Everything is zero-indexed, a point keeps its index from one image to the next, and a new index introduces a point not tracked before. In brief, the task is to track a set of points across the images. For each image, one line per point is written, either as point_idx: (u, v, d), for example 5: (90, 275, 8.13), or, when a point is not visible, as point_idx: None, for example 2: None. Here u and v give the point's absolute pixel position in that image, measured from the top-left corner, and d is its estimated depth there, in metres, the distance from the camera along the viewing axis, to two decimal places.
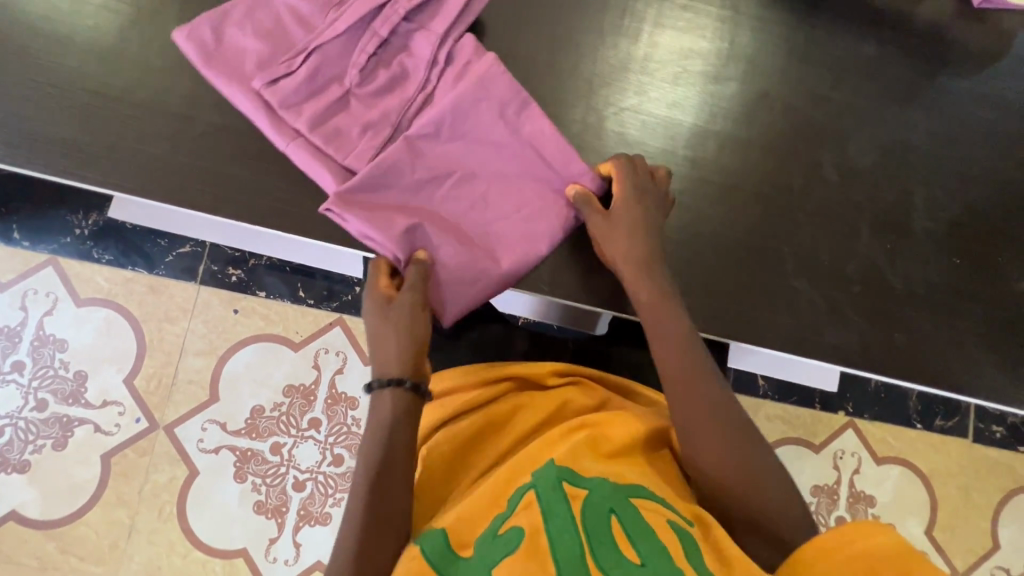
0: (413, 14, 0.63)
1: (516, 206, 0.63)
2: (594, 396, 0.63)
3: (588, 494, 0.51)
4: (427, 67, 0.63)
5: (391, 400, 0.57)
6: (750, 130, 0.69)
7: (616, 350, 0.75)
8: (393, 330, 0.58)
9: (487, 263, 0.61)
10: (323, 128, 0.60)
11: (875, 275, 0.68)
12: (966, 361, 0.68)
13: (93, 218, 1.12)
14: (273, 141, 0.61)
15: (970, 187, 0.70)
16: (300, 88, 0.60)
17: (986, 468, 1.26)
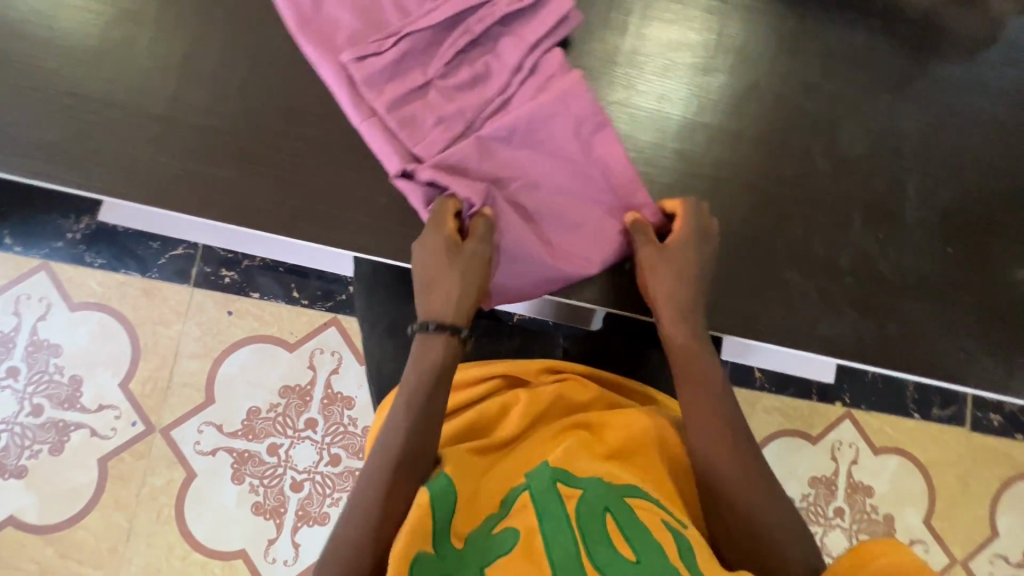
0: (508, 20, 0.64)
1: (570, 223, 0.63)
2: (586, 393, 0.63)
3: (582, 493, 0.50)
4: (512, 72, 0.63)
5: (444, 347, 0.60)
6: (740, 122, 0.69)
7: (608, 345, 0.75)
8: (455, 280, 0.60)
9: (548, 281, 0.62)
10: (400, 112, 0.61)
11: (867, 266, 0.68)
12: (959, 351, 0.68)
13: (85, 222, 1.11)
14: (349, 114, 0.61)
15: (962, 175, 0.70)
16: (384, 70, 0.61)
17: (984, 457, 1.26)
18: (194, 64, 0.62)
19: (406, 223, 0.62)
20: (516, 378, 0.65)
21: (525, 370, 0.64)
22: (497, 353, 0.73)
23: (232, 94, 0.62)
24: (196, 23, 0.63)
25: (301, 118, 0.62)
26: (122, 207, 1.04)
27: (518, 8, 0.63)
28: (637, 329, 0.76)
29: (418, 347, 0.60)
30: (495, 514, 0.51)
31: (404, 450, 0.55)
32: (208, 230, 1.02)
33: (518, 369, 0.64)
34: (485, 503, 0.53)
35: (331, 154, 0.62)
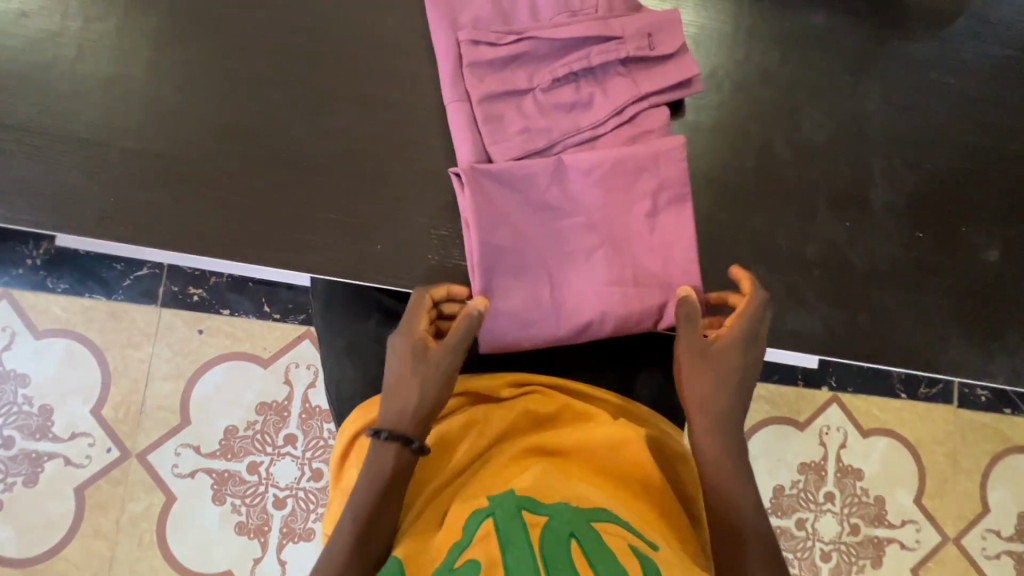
0: (631, 63, 0.63)
1: (608, 275, 0.61)
2: (550, 405, 0.62)
3: (547, 520, 0.48)
4: (612, 114, 0.62)
5: (395, 456, 0.56)
6: (697, 114, 0.66)
7: (576, 350, 0.72)
8: (418, 381, 0.57)
9: (557, 338, 0.60)
10: (490, 108, 0.60)
11: (836, 255, 0.66)
12: (934, 337, 0.66)
13: (44, 247, 1.08)
14: (444, 89, 0.61)
15: (929, 155, 0.68)
16: (494, 62, 0.61)
17: (972, 433, 1.26)
18: (121, 84, 0.59)
19: (354, 240, 0.60)
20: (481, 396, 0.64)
21: (489, 386, 0.64)
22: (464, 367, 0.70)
23: (163, 114, 0.59)
24: (121, 41, 0.60)
25: (237, 135, 0.60)
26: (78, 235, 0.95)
27: (646, 55, 0.62)
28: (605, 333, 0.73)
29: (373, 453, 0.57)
30: (454, 547, 0.48)
31: None
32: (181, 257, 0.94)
33: (481, 387, 0.63)
34: (448, 534, 0.51)
35: (270, 172, 0.60)
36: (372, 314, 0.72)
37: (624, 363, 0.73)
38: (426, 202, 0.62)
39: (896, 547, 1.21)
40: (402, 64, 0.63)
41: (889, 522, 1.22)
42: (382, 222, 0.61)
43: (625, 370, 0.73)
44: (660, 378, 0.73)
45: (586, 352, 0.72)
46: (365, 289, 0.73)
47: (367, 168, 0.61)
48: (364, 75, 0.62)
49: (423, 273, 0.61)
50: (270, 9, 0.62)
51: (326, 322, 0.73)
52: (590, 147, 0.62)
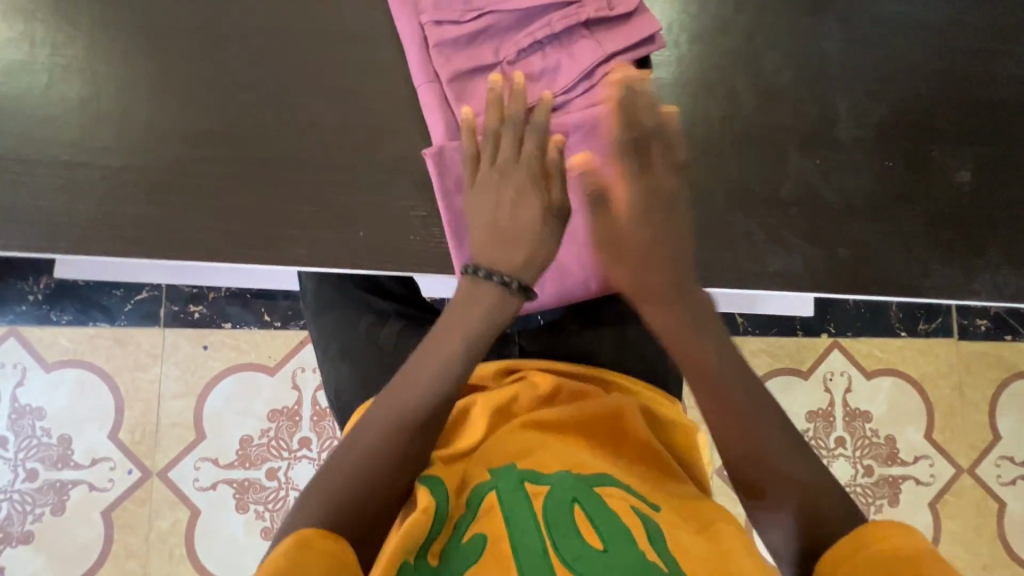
0: (594, 25, 0.64)
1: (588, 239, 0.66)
2: (546, 384, 0.63)
3: (549, 489, 0.51)
4: (581, 76, 0.63)
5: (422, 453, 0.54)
6: (660, 72, 0.67)
7: (564, 329, 0.74)
8: (523, 220, 0.55)
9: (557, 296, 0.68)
10: (460, 85, 0.62)
11: (809, 194, 0.67)
12: (915, 263, 0.67)
13: (44, 282, 1.10)
14: (412, 73, 0.63)
15: (893, 85, 0.69)
16: (459, 40, 0.62)
17: (975, 363, 1.27)
18: (95, 105, 0.61)
19: (337, 230, 0.62)
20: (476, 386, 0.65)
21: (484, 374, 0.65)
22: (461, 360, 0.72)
23: (140, 128, 0.61)
24: (91, 63, 0.61)
25: (214, 141, 0.61)
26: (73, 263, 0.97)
27: (606, 16, 0.63)
28: (590, 309, 0.75)
29: (465, 292, 0.55)
30: (459, 522, 0.50)
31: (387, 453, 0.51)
32: (175, 272, 0.96)
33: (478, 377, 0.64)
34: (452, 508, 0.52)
35: (251, 174, 0.62)
36: (363, 315, 0.74)
37: (613, 335, 0.74)
38: (403, 185, 0.63)
39: (911, 484, 1.23)
40: (364, 54, 0.64)
41: (902, 460, 1.23)
42: (362, 210, 0.62)
43: (617, 340, 0.73)
44: (653, 347, 0.74)
45: (575, 331, 0.73)
46: (350, 293, 0.76)
47: (341, 159, 0.63)
48: (329, 70, 0.63)
49: (410, 255, 0.63)
50: (229, 14, 0.63)
51: (321, 330, 0.75)
52: (564, 112, 0.63)
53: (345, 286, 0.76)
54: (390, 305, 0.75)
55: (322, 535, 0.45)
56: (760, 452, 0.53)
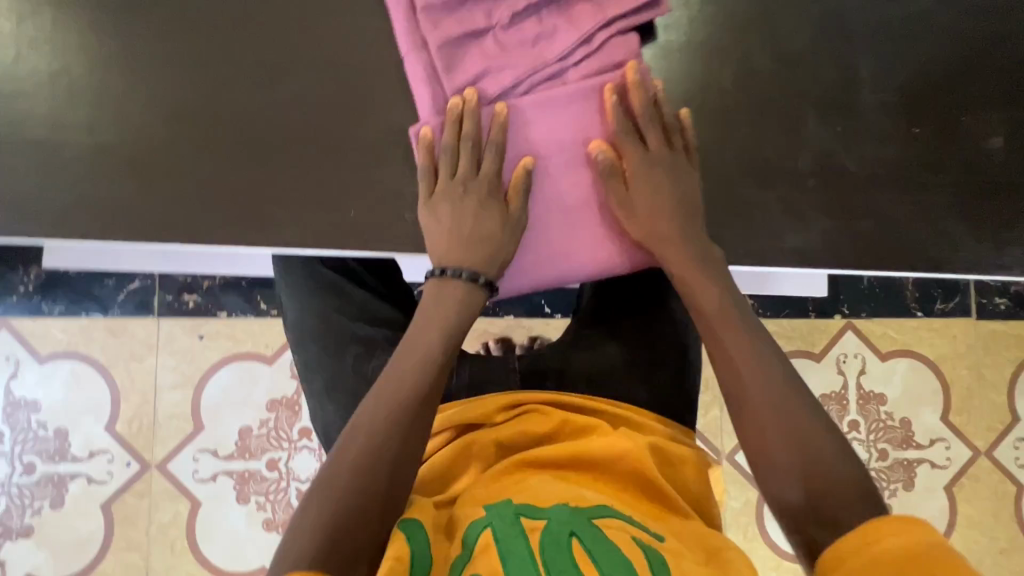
0: None
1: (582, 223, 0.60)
2: (545, 423, 0.62)
3: (546, 524, 0.49)
4: (578, 43, 0.59)
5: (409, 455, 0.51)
6: (668, 35, 0.62)
7: (571, 358, 0.70)
8: (485, 224, 0.57)
9: (556, 280, 0.61)
10: (449, 53, 0.58)
11: (829, 165, 0.63)
12: (942, 236, 0.63)
13: (34, 272, 1.07)
14: (399, 40, 0.58)
15: (920, 44, 0.64)
16: (449, 4, 0.57)
17: (994, 343, 1.23)
18: (65, 80, 0.57)
19: (326, 210, 0.59)
20: (466, 425, 0.62)
21: (474, 414, 0.62)
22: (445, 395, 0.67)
23: (114, 104, 0.57)
24: (58, 34, 0.57)
25: (192, 117, 0.58)
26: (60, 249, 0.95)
27: None
28: (600, 336, 0.72)
29: (433, 293, 0.58)
30: (454, 563, 0.48)
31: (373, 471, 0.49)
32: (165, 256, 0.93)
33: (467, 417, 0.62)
34: (446, 551, 0.50)
35: (233, 150, 0.58)
36: (347, 347, 0.71)
37: (624, 363, 0.70)
38: (394, 160, 0.59)
39: (927, 467, 1.20)
40: (350, 20, 0.59)
41: (917, 443, 1.20)
42: (351, 188, 0.59)
43: (627, 370, 0.70)
44: (660, 377, 0.70)
45: (582, 362, 0.70)
46: (333, 321, 0.72)
47: (329, 134, 0.59)
48: (312, 39, 0.59)
49: (404, 236, 0.60)
50: None
51: (304, 359, 0.72)
52: (559, 83, 0.59)
53: (327, 313, 0.71)
54: (378, 333, 0.72)
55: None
56: (782, 397, 0.54)
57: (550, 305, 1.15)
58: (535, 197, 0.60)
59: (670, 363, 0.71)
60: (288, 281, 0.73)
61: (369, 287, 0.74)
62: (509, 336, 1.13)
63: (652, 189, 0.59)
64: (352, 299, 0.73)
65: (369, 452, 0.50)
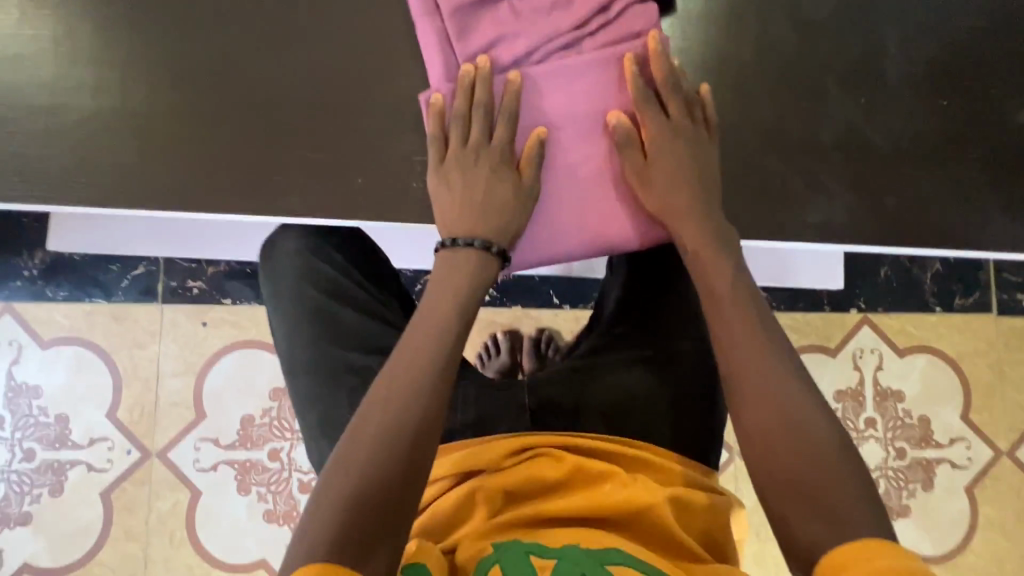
0: None
1: (596, 198, 0.59)
2: (558, 470, 0.57)
3: (555, 563, 0.49)
4: (595, 11, 0.57)
5: (422, 433, 0.49)
6: (687, 4, 0.61)
7: (592, 385, 0.64)
8: (498, 193, 0.55)
9: (565, 255, 0.60)
10: (462, 19, 0.56)
11: (854, 137, 0.60)
12: (972, 212, 0.61)
13: (39, 256, 1.06)
14: (411, 5, 0.57)
15: (948, 14, 0.62)
16: None
17: (1015, 340, 1.19)
18: (70, 43, 0.56)
19: (333, 178, 0.57)
20: (469, 471, 0.58)
21: (478, 459, 0.58)
22: (448, 432, 0.62)
23: (119, 68, 0.56)
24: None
25: (197, 82, 0.56)
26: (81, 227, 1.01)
27: None
28: (622, 358, 0.66)
29: (443, 265, 0.55)
30: None
31: (383, 456, 0.47)
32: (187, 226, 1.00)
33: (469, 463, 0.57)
34: None
35: (240, 116, 0.57)
36: (342, 377, 0.67)
37: (649, 395, 0.64)
38: (403, 129, 0.58)
39: (947, 467, 1.16)
40: None
41: (936, 443, 1.16)
42: (359, 156, 0.57)
43: (654, 404, 0.63)
44: (691, 413, 0.64)
45: (603, 390, 0.64)
46: (327, 350, 0.67)
47: (338, 102, 0.58)
48: (321, 4, 0.58)
49: (412, 206, 0.58)
50: None
51: (298, 392, 0.68)
52: (575, 52, 0.58)
53: (318, 339, 0.68)
54: (374, 361, 0.67)
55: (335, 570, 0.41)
56: (803, 411, 0.50)
57: (558, 297, 1.13)
58: (549, 169, 0.58)
59: (696, 391, 0.64)
60: (280, 305, 0.70)
61: (363, 310, 0.69)
62: (517, 327, 1.11)
63: (669, 165, 0.57)
64: (344, 325, 0.68)
65: (384, 434, 0.48)
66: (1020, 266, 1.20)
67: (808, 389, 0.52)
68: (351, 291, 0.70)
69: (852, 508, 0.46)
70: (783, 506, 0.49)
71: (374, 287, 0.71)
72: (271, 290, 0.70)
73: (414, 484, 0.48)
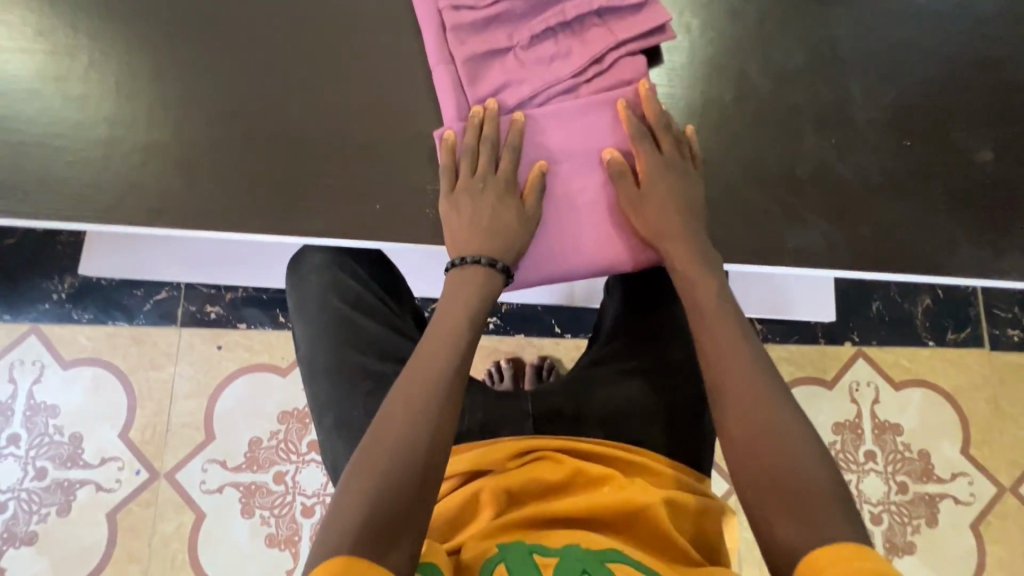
0: (606, 14, 0.66)
1: (592, 222, 0.64)
2: (558, 472, 0.60)
3: (558, 560, 0.52)
4: (591, 62, 0.65)
5: (433, 435, 0.52)
6: (673, 57, 0.68)
7: (589, 398, 0.68)
8: (502, 217, 0.61)
9: (563, 274, 0.65)
10: (473, 67, 0.64)
11: (827, 172, 0.66)
12: (939, 241, 0.66)
13: (69, 281, 1.13)
14: (429, 56, 0.65)
15: (908, 68, 0.69)
16: (474, 24, 0.64)
17: (1010, 375, 1.21)
18: (128, 84, 0.64)
19: (354, 204, 0.64)
20: (476, 470, 0.62)
21: (484, 461, 0.62)
22: (456, 436, 0.66)
23: (169, 106, 0.64)
24: (125, 45, 0.64)
25: (238, 119, 0.64)
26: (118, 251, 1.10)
27: (617, 5, 0.65)
28: (619, 373, 0.70)
29: (453, 282, 0.60)
30: None
31: (398, 457, 0.51)
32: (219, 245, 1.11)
33: (476, 464, 0.61)
34: None
35: (275, 149, 0.64)
36: (361, 382, 0.70)
37: (643, 406, 0.68)
38: (419, 161, 0.65)
39: (950, 503, 1.15)
40: (385, 40, 0.66)
41: (938, 477, 1.16)
42: (378, 184, 0.64)
43: (648, 416, 0.67)
44: (684, 424, 0.68)
45: (599, 402, 0.68)
46: (346, 356, 0.72)
47: (360, 137, 0.65)
48: (349, 55, 0.66)
49: (424, 229, 0.64)
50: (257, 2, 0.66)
51: (317, 397, 0.72)
52: (573, 96, 0.65)
53: (341, 347, 0.72)
54: (388, 367, 0.71)
55: (359, 566, 0.45)
56: (782, 419, 0.54)
57: (559, 326, 1.17)
58: (549, 198, 0.64)
59: (687, 398, 0.69)
60: (304, 315, 0.75)
61: (381, 321, 0.75)
62: (520, 354, 1.15)
63: (659, 194, 0.63)
64: (366, 334, 0.73)
65: (401, 436, 0.52)
66: (1010, 303, 1.24)
67: (788, 401, 0.55)
68: (370, 302, 0.75)
69: (830, 512, 0.49)
70: (766, 512, 0.51)
71: (392, 301, 0.78)
72: (296, 301, 0.76)
73: (429, 480, 0.51)
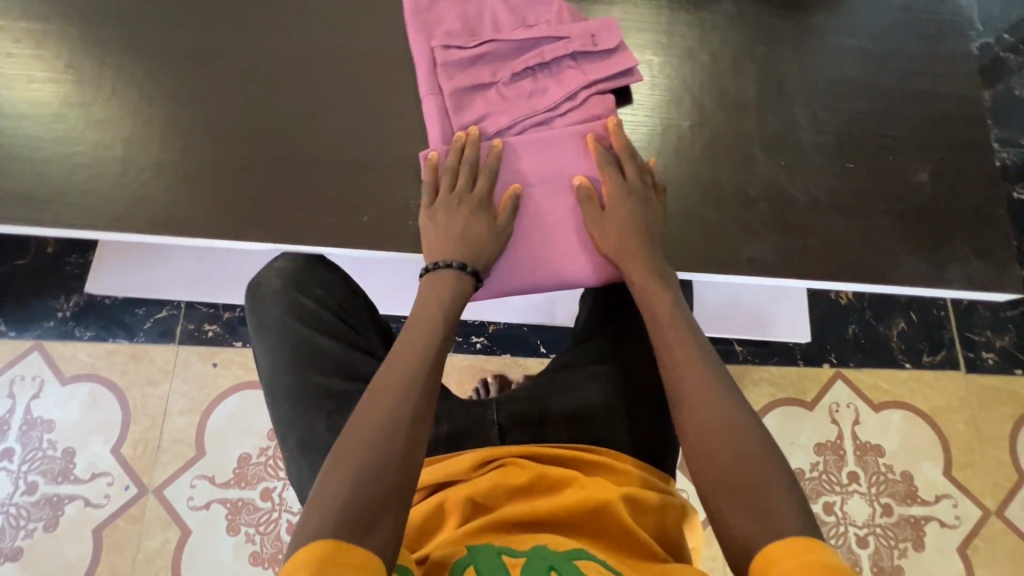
0: (580, 57, 0.73)
1: (558, 240, 0.70)
2: (521, 476, 0.63)
3: (526, 560, 0.53)
4: (566, 98, 0.72)
5: (409, 426, 0.56)
6: (640, 93, 0.76)
7: (556, 401, 0.72)
8: (475, 229, 0.66)
9: (532, 285, 0.71)
10: (459, 98, 0.71)
11: (777, 191, 0.73)
12: (882, 254, 0.71)
13: (74, 299, 1.17)
14: (420, 86, 0.72)
15: (849, 101, 0.76)
16: (462, 62, 0.72)
17: (987, 397, 1.24)
18: (145, 110, 0.71)
19: (344, 217, 0.70)
20: (443, 481, 0.64)
21: (451, 469, 0.64)
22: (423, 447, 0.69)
23: (182, 129, 0.71)
24: (144, 76, 0.72)
25: (243, 142, 0.71)
26: (124, 265, 1.16)
27: (591, 50, 0.73)
28: (587, 379, 0.74)
29: (425, 286, 0.65)
30: None
31: (377, 439, 0.54)
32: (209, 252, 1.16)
33: (443, 474, 0.64)
34: None
35: (275, 167, 0.70)
36: (323, 404, 0.72)
37: (607, 410, 0.72)
38: (404, 180, 0.72)
39: (936, 526, 1.15)
40: (378, 74, 0.75)
41: (922, 499, 1.17)
42: (367, 201, 0.71)
43: (612, 419, 0.71)
44: (646, 427, 0.72)
45: (566, 405, 0.72)
46: (309, 378, 0.74)
47: (352, 158, 0.72)
48: (346, 86, 0.74)
49: (407, 240, 0.70)
50: (265, 41, 0.74)
51: (281, 418, 0.73)
52: (548, 127, 0.72)
53: (302, 369, 0.74)
54: (353, 386, 0.73)
55: (342, 549, 0.47)
56: (737, 424, 0.57)
57: (545, 346, 1.21)
58: (521, 215, 0.70)
59: (650, 404, 0.73)
60: (265, 336, 0.76)
61: (342, 340, 0.76)
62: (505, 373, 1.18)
63: (621, 215, 0.68)
64: (326, 354, 0.75)
65: (381, 426, 0.55)
66: (982, 327, 1.28)
67: (741, 407, 0.59)
68: (327, 319, 0.76)
69: (783, 509, 0.51)
70: (723, 510, 0.54)
71: (351, 318, 0.79)
72: (257, 327, 0.77)
73: (407, 466, 0.54)
